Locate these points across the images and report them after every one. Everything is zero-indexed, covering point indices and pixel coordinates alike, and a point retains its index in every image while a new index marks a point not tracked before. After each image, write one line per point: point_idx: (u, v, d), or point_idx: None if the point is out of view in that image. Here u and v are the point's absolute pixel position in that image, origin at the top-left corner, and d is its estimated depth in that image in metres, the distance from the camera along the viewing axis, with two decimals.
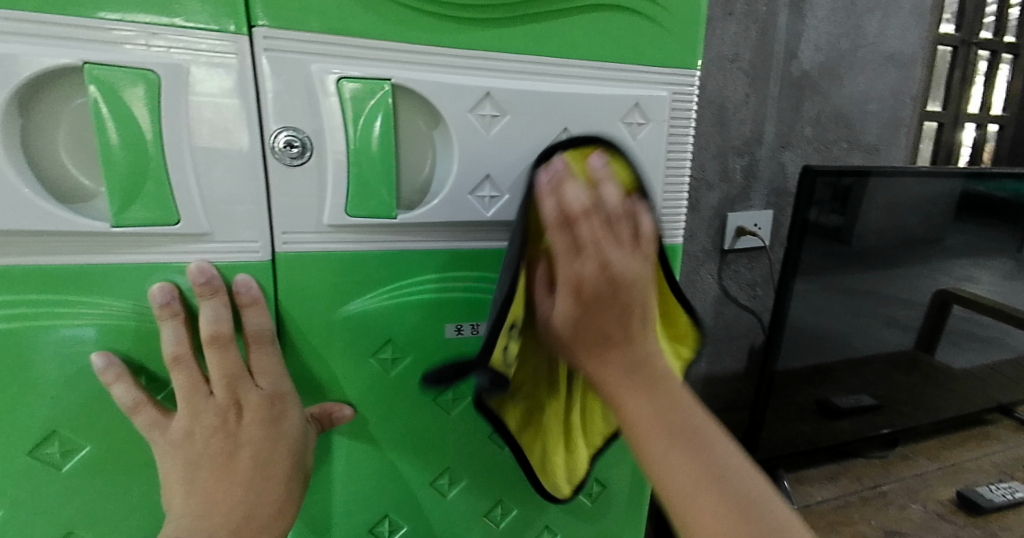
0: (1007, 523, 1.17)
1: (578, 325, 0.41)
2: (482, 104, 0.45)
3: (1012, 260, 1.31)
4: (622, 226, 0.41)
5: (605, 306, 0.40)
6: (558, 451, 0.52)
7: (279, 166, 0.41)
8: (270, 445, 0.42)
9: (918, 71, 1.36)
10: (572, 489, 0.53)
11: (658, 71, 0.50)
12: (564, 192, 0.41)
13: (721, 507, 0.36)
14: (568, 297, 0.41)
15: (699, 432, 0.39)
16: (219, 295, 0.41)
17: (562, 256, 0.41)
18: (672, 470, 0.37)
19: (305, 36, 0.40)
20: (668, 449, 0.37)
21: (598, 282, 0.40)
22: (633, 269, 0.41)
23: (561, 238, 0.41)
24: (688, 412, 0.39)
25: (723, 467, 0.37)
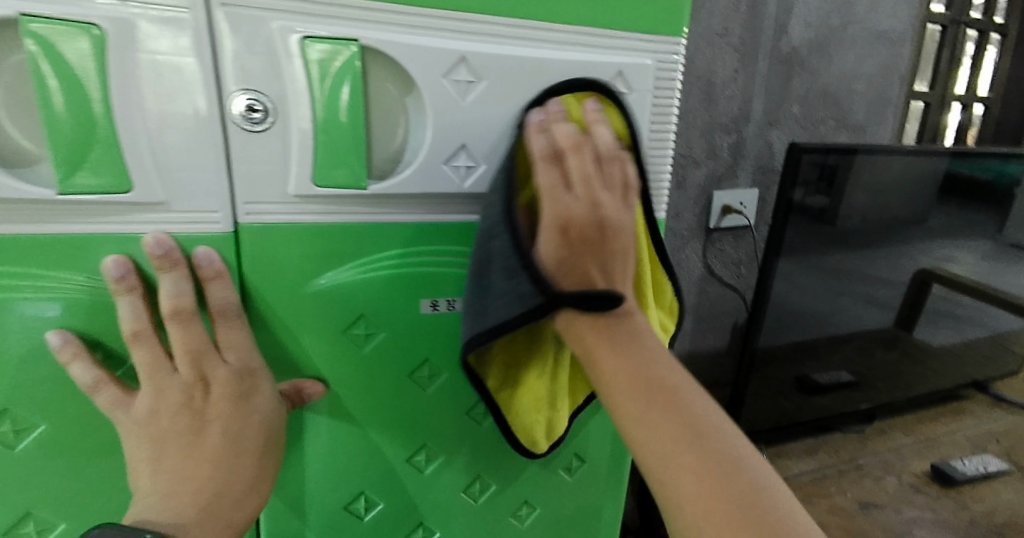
0: (979, 495, 1.20)
1: (566, 263, 0.42)
2: (457, 69, 0.43)
3: (992, 240, 1.32)
4: (614, 169, 0.44)
5: (590, 248, 0.42)
6: (541, 410, 0.51)
7: (239, 132, 0.39)
8: (240, 422, 0.40)
9: (907, 50, 1.35)
10: (549, 445, 0.53)
11: (643, 38, 0.48)
12: (552, 130, 0.43)
13: (700, 459, 0.36)
14: (556, 235, 0.42)
15: (677, 385, 0.39)
16: (180, 268, 0.39)
17: (551, 190, 0.42)
18: (650, 422, 0.38)
19: None
20: (646, 406, 0.38)
21: (586, 220, 0.42)
22: (621, 215, 0.44)
23: (551, 173, 0.42)
24: (667, 369, 0.40)
25: (700, 419, 0.38)
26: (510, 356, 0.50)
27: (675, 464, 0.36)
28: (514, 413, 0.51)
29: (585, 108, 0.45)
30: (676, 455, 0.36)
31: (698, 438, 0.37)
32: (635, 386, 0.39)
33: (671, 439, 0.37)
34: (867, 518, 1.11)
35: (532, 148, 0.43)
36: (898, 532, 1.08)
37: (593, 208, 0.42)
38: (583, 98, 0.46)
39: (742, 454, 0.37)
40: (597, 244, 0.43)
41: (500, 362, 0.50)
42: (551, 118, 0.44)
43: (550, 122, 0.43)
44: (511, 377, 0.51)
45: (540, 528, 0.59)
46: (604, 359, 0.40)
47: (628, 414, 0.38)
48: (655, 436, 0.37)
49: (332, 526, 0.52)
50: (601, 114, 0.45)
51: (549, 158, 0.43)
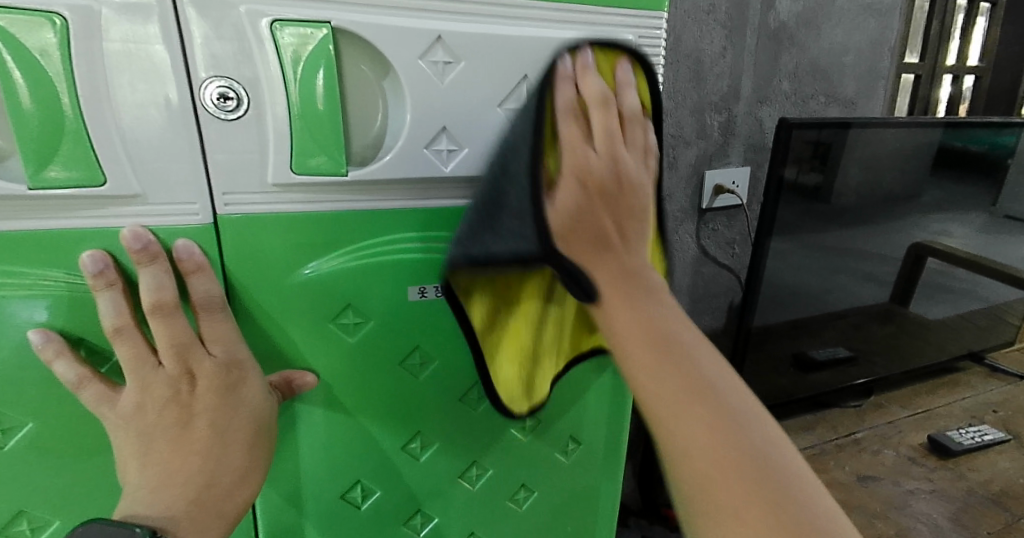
0: (976, 464, 1.21)
1: (581, 212, 0.41)
2: (433, 50, 0.42)
3: (986, 212, 1.32)
4: (637, 133, 0.44)
5: (608, 202, 0.42)
6: (521, 363, 0.51)
7: (211, 121, 0.38)
8: (228, 415, 0.40)
9: (897, 21, 1.34)
10: (527, 411, 0.53)
11: (624, 13, 0.47)
12: (583, 85, 0.43)
13: (705, 417, 0.33)
14: (575, 188, 0.42)
15: (686, 344, 0.37)
16: (159, 261, 0.39)
17: (573, 142, 0.42)
18: (657, 378, 0.35)
19: None
20: (652, 361, 0.36)
21: (603, 172, 0.41)
22: (640, 174, 0.43)
23: (573, 129, 0.42)
24: (684, 330, 0.38)
25: (710, 378, 0.35)
26: (502, 293, 0.49)
27: (679, 423, 0.34)
28: (497, 368, 0.51)
29: (618, 71, 0.44)
30: (683, 411, 0.34)
31: (710, 398, 0.34)
32: (643, 339, 0.36)
33: (678, 393, 0.34)
34: (865, 491, 1.12)
35: (558, 99, 0.42)
36: (896, 503, 1.10)
37: (613, 163, 0.42)
38: (616, 58, 0.45)
39: (751, 416, 0.35)
40: (614, 200, 0.42)
41: (488, 301, 0.49)
42: (579, 69, 0.43)
43: (575, 74, 0.43)
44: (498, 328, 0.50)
45: (539, 511, 0.59)
46: (618, 311, 0.38)
47: (636, 363, 0.36)
48: (662, 392, 0.35)
49: (329, 515, 0.52)
50: (632, 78, 0.45)
51: (571, 113, 0.42)
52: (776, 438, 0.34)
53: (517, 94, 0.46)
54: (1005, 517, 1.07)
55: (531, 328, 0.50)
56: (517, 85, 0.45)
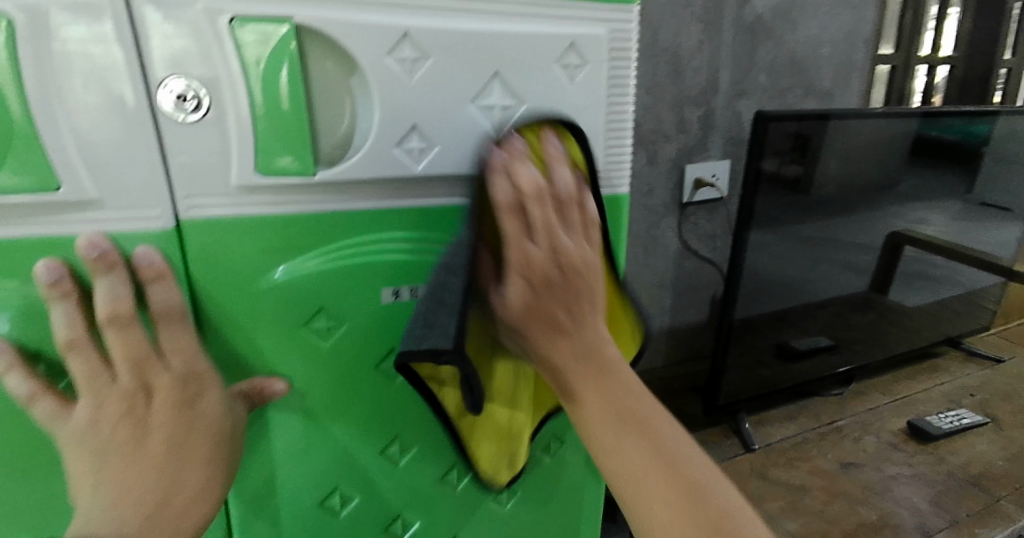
0: (954, 448, 1.23)
1: (533, 308, 0.41)
2: (401, 46, 0.41)
3: (961, 200, 1.35)
4: (573, 210, 0.43)
5: (556, 293, 0.41)
6: (499, 441, 0.52)
7: (170, 124, 0.37)
8: (185, 429, 0.39)
9: (871, 13, 1.35)
10: (509, 478, 0.54)
11: (594, 8, 0.47)
12: (518, 174, 0.41)
13: (674, 492, 0.37)
14: (522, 284, 0.41)
15: (650, 417, 0.40)
16: (117, 270, 0.38)
17: (513, 240, 0.41)
18: (626, 458, 0.39)
19: None
20: (621, 440, 0.39)
21: (548, 267, 0.41)
22: (581, 255, 0.43)
23: (517, 224, 0.41)
24: (642, 400, 0.41)
25: (675, 451, 0.39)
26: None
27: (649, 497, 0.38)
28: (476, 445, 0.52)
29: (545, 146, 0.44)
30: (648, 485, 0.38)
31: (672, 468, 0.38)
32: (610, 421, 0.39)
33: (647, 473, 0.38)
34: (847, 478, 1.13)
35: (497, 197, 0.41)
36: (878, 489, 1.11)
37: (554, 254, 0.41)
38: (541, 129, 0.45)
39: (714, 484, 0.38)
40: (563, 292, 0.42)
41: (458, 388, 0.50)
42: (512, 157, 0.42)
43: (508, 161, 0.42)
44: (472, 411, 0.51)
45: (523, 512, 0.59)
46: (581, 391, 0.40)
47: (603, 441, 0.40)
48: (627, 467, 0.38)
49: (307, 522, 0.51)
50: (562, 150, 0.44)
51: (515, 207, 0.41)
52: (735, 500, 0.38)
53: (489, 91, 0.45)
54: (983, 498, 1.09)
55: (504, 409, 0.51)
56: (488, 82, 0.45)
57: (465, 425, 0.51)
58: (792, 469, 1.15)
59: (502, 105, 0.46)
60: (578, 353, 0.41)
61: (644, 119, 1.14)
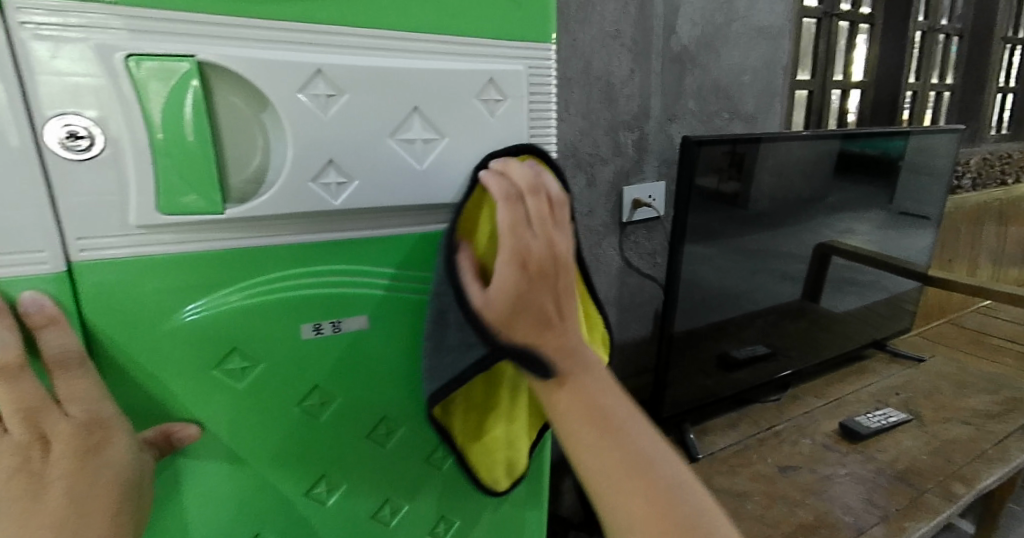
0: (883, 445, 1.29)
1: (526, 295, 0.41)
2: (313, 83, 0.41)
3: (879, 212, 1.44)
4: (564, 215, 0.46)
5: (548, 284, 0.42)
6: (499, 451, 0.54)
7: (60, 162, 0.35)
8: (87, 479, 0.36)
9: (788, 43, 1.44)
10: (509, 483, 0.55)
11: (512, 46, 0.48)
12: (510, 175, 0.45)
13: (649, 493, 0.37)
14: (514, 269, 0.41)
15: (623, 415, 0.40)
16: (0, 317, 0.35)
17: (513, 227, 0.43)
18: (601, 453, 0.38)
19: (62, 6, 0.33)
20: (599, 437, 0.38)
21: (545, 256, 0.42)
22: (572, 255, 0.45)
23: (513, 214, 0.43)
24: (615, 399, 0.41)
25: (653, 455, 0.39)
26: (473, 406, 0.53)
27: (623, 504, 0.37)
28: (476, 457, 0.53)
29: (529, 161, 0.47)
30: (623, 486, 0.37)
31: (646, 471, 0.38)
32: (588, 417, 0.39)
33: (621, 473, 0.37)
34: (786, 481, 1.17)
35: (494, 191, 0.44)
36: (815, 489, 1.15)
37: (550, 247, 0.43)
38: (524, 157, 0.48)
39: (690, 492, 0.38)
40: (555, 284, 0.43)
41: (461, 408, 0.53)
42: (501, 168, 0.46)
43: (502, 170, 0.46)
44: (474, 423, 0.53)
45: None
46: (558, 396, 0.40)
47: (582, 443, 0.39)
48: (602, 470, 0.38)
49: None
50: (547, 169, 0.48)
51: (510, 197, 0.44)
52: (704, 505, 0.38)
53: (409, 125, 0.45)
54: (911, 492, 1.14)
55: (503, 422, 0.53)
56: (408, 117, 0.45)
57: (467, 441, 0.53)
58: (735, 476, 1.18)
59: (423, 138, 0.46)
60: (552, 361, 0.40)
61: (580, 143, 1.16)
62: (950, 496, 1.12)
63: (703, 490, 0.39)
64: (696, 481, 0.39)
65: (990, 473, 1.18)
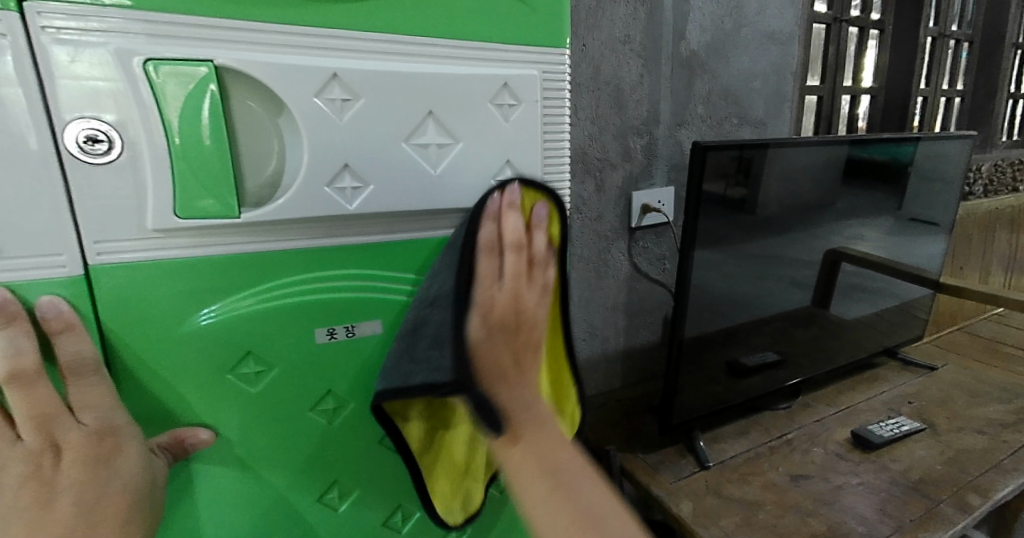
0: (897, 454, 1.27)
1: (485, 341, 0.45)
2: (330, 87, 0.41)
3: (889, 218, 1.43)
4: (540, 274, 0.50)
5: (507, 334, 0.47)
6: (458, 480, 0.52)
7: (78, 165, 0.35)
8: (97, 487, 0.37)
9: (797, 49, 1.44)
10: (464, 517, 0.53)
11: (526, 50, 0.48)
12: (503, 223, 0.48)
13: None
14: (481, 318, 0.46)
15: (571, 474, 0.42)
16: (17, 323, 0.35)
17: (487, 277, 0.47)
18: (544, 507, 0.40)
19: (82, 11, 0.34)
20: (545, 495, 0.40)
21: (507, 309, 0.47)
22: (538, 312, 0.49)
23: (490, 266, 0.47)
24: (565, 456, 0.42)
25: (600, 514, 0.40)
26: (436, 420, 0.51)
27: None
28: (433, 484, 0.52)
29: (535, 210, 0.49)
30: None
31: (594, 526, 0.39)
32: (537, 472, 0.41)
33: (568, 526, 0.39)
34: (798, 490, 1.15)
35: (482, 234, 0.47)
36: (826, 499, 1.13)
37: (515, 301, 0.47)
38: (534, 200, 0.50)
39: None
40: (514, 337, 0.47)
41: (423, 422, 0.51)
42: (505, 203, 0.48)
43: (501, 209, 0.48)
44: (436, 439, 0.51)
45: None
46: (509, 451, 0.42)
47: (532, 498, 0.41)
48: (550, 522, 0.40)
49: None
50: (545, 221, 0.50)
51: (490, 248, 0.47)
52: None
53: (423, 129, 0.45)
54: (924, 503, 1.12)
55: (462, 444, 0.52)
56: (422, 121, 0.45)
57: (426, 460, 0.51)
58: (745, 484, 1.17)
59: (437, 143, 0.46)
60: (501, 414, 0.42)
61: (589, 148, 1.16)
62: (965, 508, 1.10)
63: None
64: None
65: (1006, 484, 1.16)
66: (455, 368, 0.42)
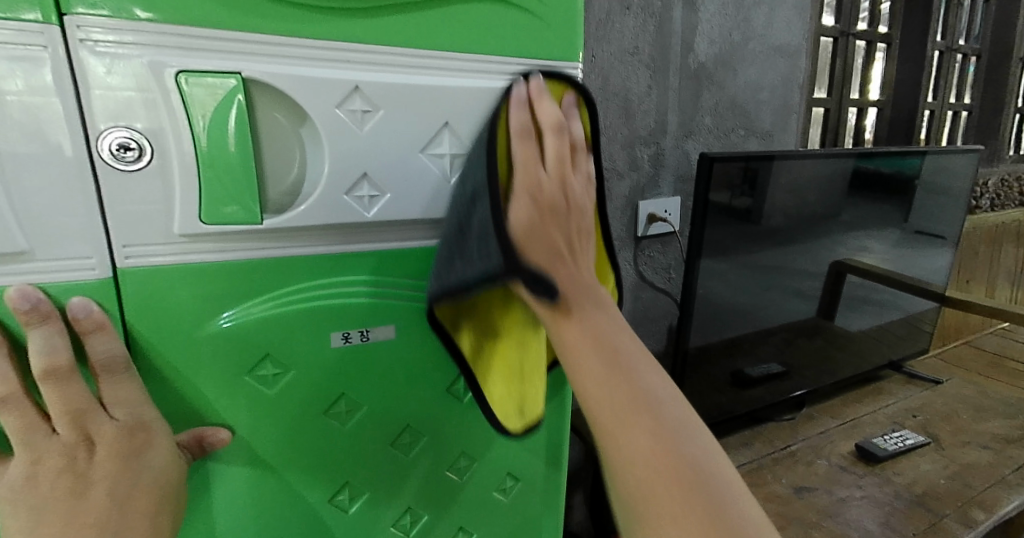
0: (901, 467, 1.27)
1: (537, 225, 0.46)
2: (351, 99, 0.42)
3: (895, 230, 1.44)
4: (580, 160, 0.50)
5: (557, 221, 0.47)
6: (513, 383, 0.53)
7: (109, 171, 0.37)
8: (129, 478, 0.38)
9: (805, 61, 1.45)
10: (521, 423, 0.55)
11: (539, 64, 0.49)
12: (539, 108, 0.47)
13: (650, 428, 0.39)
14: (529, 204, 0.46)
15: (627, 356, 0.42)
16: (51, 320, 0.37)
17: (528, 165, 0.46)
18: (602, 388, 0.41)
19: (119, 24, 0.35)
20: (603, 374, 0.41)
21: (557, 193, 0.47)
22: (581, 199, 0.49)
23: (530, 154, 0.47)
24: (622, 342, 0.43)
25: (656, 396, 0.41)
26: (484, 327, 0.53)
27: (630, 438, 0.39)
28: (491, 391, 0.53)
29: (564, 102, 0.49)
30: (628, 419, 0.39)
31: (651, 407, 0.40)
32: (595, 351, 0.42)
33: (624, 405, 0.40)
34: (801, 502, 1.16)
35: (513, 121, 0.46)
36: (830, 511, 1.13)
37: (561, 184, 0.47)
38: (563, 90, 0.50)
39: (690, 428, 0.40)
40: (564, 221, 0.47)
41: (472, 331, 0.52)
42: (533, 93, 0.48)
43: (530, 97, 0.48)
44: (484, 346, 0.53)
45: None
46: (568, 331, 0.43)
47: (589, 378, 0.41)
48: (605, 405, 0.40)
49: None
50: (575, 111, 0.50)
51: (523, 136, 0.47)
52: (707, 446, 0.40)
53: (439, 140, 0.46)
54: (929, 517, 1.12)
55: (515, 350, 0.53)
56: (438, 131, 0.46)
57: (480, 369, 0.53)
58: None
59: (451, 153, 0.47)
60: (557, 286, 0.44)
61: None
62: (969, 522, 1.10)
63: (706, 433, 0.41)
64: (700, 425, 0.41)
65: (1010, 499, 1.16)
66: (503, 253, 0.43)
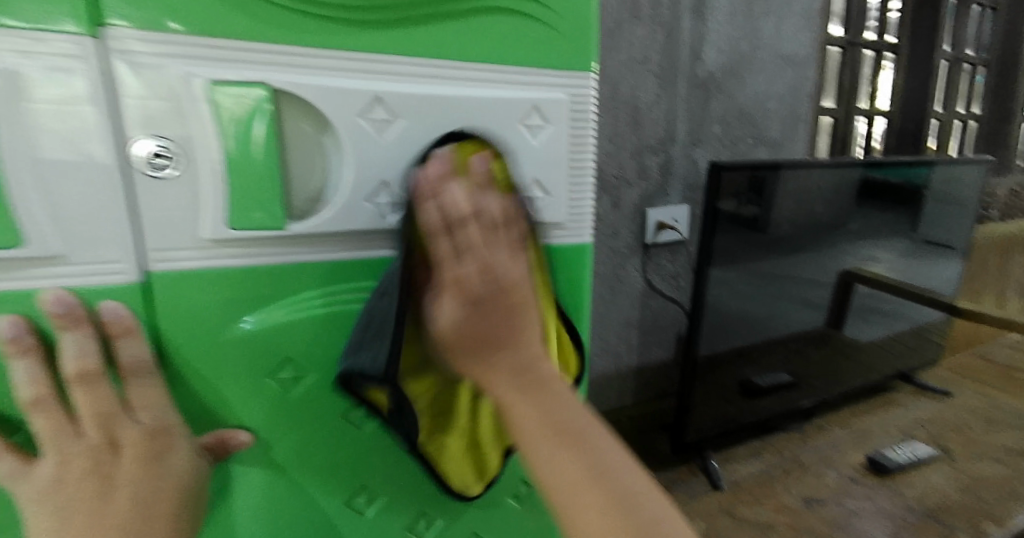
0: (912, 479, 1.26)
1: (462, 323, 0.43)
2: (373, 108, 0.43)
3: (904, 240, 1.43)
4: (500, 230, 0.45)
5: (487, 310, 0.43)
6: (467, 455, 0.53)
7: (143, 178, 0.38)
8: (153, 480, 0.39)
9: (813, 71, 1.46)
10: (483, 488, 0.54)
11: (555, 75, 0.50)
12: (443, 190, 0.43)
13: (605, 500, 0.38)
14: (452, 301, 0.43)
15: (580, 425, 0.41)
16: (83, 325, 0.38)
17: (444, 258, 0.43)
18: (557, 467, 0.39)
19: (154, 36, 0.36)
20: (554, 449, 0.40)
21: (478, 283, 0.43)
22: (513, 274, 0.45)
23: (444, 246, 0.43)
24: (571, 410, 0.42)
25: (609, 463, 0.40)
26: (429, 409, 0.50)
27: (585, 511, 0.38)
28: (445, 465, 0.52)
29: (473, 165, 0.45)
30: (582, 492, 0.38)
31: (606, 477, 0.39)
32: (544, 431, 0.40)
33: (582, 479, 0.39)
34: (811, 513, 1.15)
35: (424, 220, 0.44)
36: (840, 523, 1.13)
37: (480, 273, 0.43)
38: (471, 153, 0.46)
39: (642, 493, 0.40)
40: (490, 308, 0.43)
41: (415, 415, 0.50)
42: (437, 174, 0.44)
43: (435, 181, 0.44)
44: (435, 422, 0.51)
45: None
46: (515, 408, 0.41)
47: (540, 456, 0.40)
48: (560, 481, 0.39)
49: None
50: (487, 171, 0.45)
51: (438, 227, 0.44)
52: (661, 508, 0.39)
53: None
54: (940, 529, 1.11)
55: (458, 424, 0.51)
56: None
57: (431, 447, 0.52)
58: (758, 506, 1.16)
59: None
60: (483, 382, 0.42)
61: (606, 164, 1.18)
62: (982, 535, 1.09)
63: (660, 493, 0.41)
64: (653, 484, 0.41)
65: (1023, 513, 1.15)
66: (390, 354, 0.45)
